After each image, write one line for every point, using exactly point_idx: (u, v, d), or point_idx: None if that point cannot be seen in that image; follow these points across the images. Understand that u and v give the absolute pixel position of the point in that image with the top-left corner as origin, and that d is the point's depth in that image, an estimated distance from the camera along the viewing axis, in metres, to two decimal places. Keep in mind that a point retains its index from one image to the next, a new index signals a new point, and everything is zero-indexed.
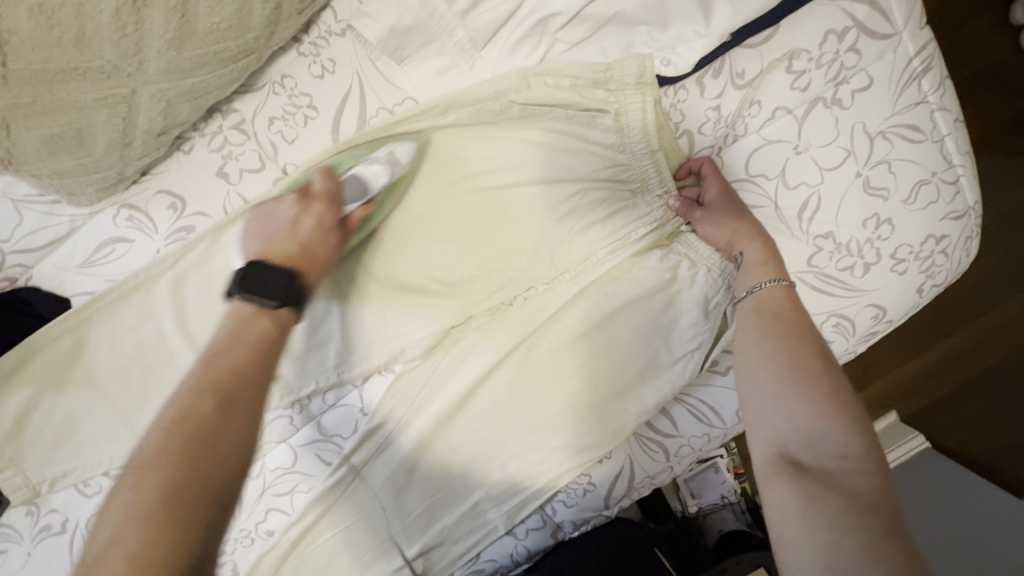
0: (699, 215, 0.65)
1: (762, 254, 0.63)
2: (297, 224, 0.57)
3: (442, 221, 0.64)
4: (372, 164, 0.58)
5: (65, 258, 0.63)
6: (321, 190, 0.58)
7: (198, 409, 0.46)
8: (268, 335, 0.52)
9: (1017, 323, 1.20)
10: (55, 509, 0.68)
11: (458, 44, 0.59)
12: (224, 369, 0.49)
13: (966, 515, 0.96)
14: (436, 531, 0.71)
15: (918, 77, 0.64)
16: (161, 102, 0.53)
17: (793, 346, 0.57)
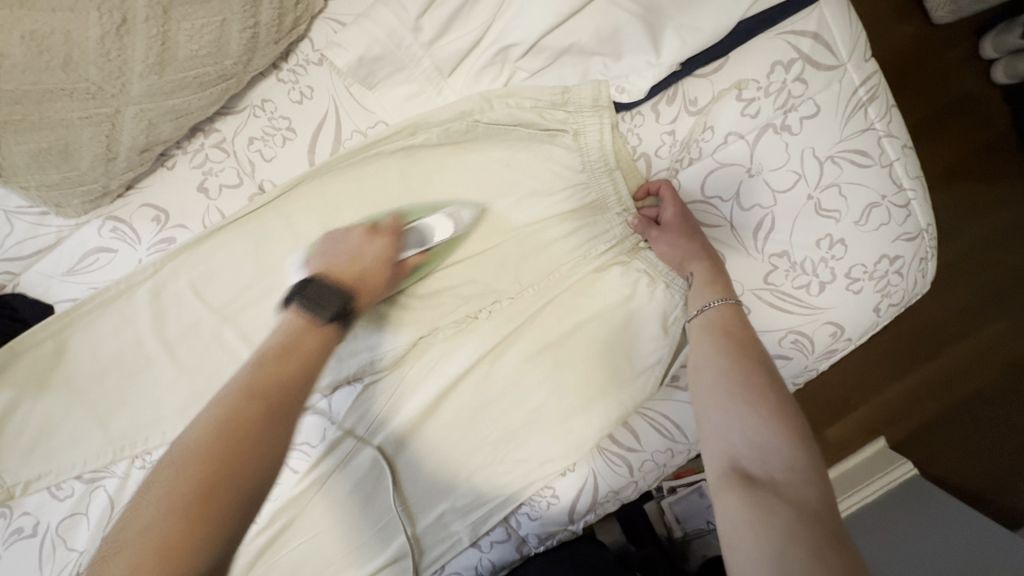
0: (654, 234, 0.68)
1: (710, 276, 0.65)
2: (366, 255, 0.62)
3: (488, 276, 0.70)
4: (439, 218, 0.66)
5: (51, 266, 0.66)
6: (389, 229, 0.64)
7: (247, 411, 0.48)
8: (286, 381, 0.52)
9: (992, 350, 1.26)
10: (28, 511, 0.70)
11: (426, 72, 0.63)
12: (243, 421, 0.48)
13: (936, 535, 1.02)
14: (400, 543, 0.71)
15: (864, 106, 0.68)
16: (144, 121, 0.56)
17: (742, 363, 0.59)
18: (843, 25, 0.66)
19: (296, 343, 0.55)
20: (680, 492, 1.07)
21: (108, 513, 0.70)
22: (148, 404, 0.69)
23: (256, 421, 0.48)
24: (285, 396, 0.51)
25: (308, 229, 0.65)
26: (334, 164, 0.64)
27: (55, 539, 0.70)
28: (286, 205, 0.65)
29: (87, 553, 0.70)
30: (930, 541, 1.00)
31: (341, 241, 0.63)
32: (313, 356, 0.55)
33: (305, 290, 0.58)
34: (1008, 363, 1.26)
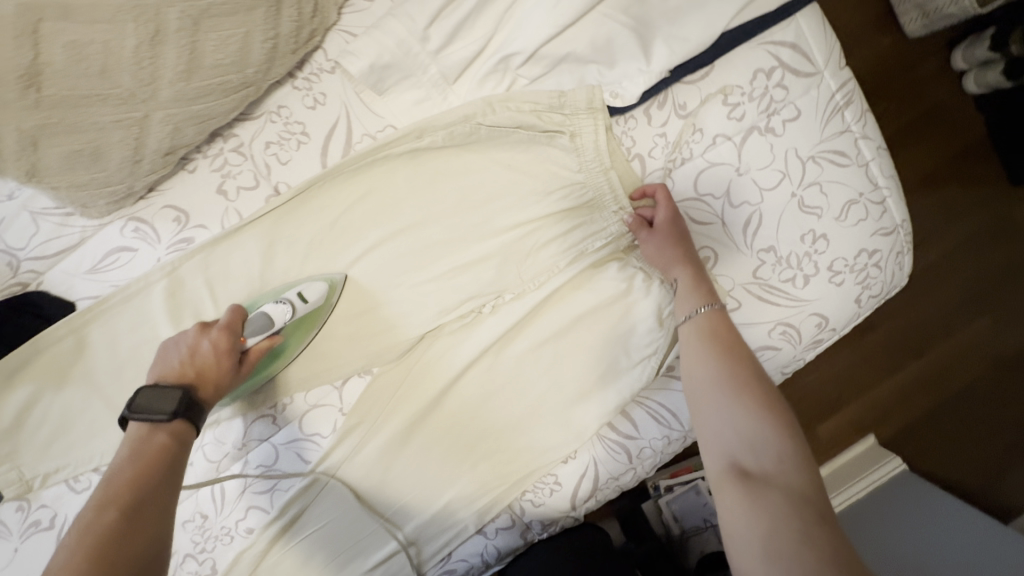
0: (642, 236, 0.71)
1: (694, 283, 0.68)
2: (206, 354, 0.61)
3: (356, 342, 0.73)
4: (278, 304, 0.66)
5: (74, 265, 0.69)
6: (225, 322, 0.64)
7: (102, 523, 0.48)
8: (140, 482, 0.52)
9: (976, 349, 1.32)
10: (45, 504, 0.72)
11: (432, 79, 0.67)
12: (93, 543, 0.47)
13: (932, 530, 1.07)
14: (409, 530, 0.74)
15: (841, 109, 0.73)
16: (170, 125, 0.60)
17: (729, 361, 0.61)
18: (820, 35, 0.71)
19: (145, 451, 0.54)
20: (676, 491, 1.09)
21: None
22: None
23: (116, 539, 0.48)
24: (143, 500, 0.51)
25: (321, 225, 0.69)
26: (347, 165, 0.67)
27: None
28: (300, 205, 0.69)
29: None
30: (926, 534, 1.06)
31: (174, 345, 0.63)
32: (161, 455, 0.55)
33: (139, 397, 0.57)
34: (992, 361, 1.32)
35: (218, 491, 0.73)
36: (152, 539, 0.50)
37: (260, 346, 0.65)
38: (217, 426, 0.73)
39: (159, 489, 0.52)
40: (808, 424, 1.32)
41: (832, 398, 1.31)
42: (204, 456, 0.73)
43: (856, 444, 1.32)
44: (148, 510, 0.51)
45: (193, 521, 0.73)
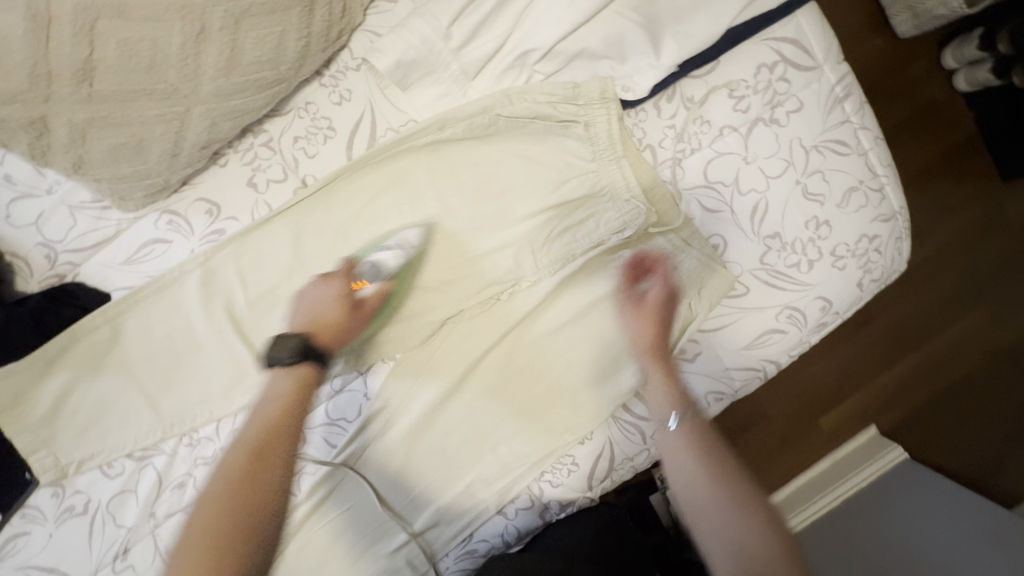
0: (632, 307, 0.73)
1: (664, 380, 0.70)
2: (328, 301, 0.68)
3: (450, 295, 0.77)
4: (387, 251, 0.72)
5: (110, 256, 0.72)
6: (342, 272, 0.70)
7: (235, 462, 0.55)
8: (272, 425, 0.58)
9: (974, 339, 1.35)
10: (80, 489, 0.74)
11: (453, 75, 0.70)
12: (235, 476, 0.54)
13: (940, 521, 1.09)
14: (432, 511, 0.77)
15: (841, 101, 0.77)
16: (208, 120, 0.63)
17: (706, 452, 0.63)
18: (819, 31, 0.75)
19: (274, 398, 0.61)
20: None
21: (156, 490, 0.75)
22: (195, 384, 0.74)
23: (252, 475, 0.54)
24: (276, 438, 0.57)
25: (348, 215, 0.73)
26: (373, 157, 0.71)
27: (105, 515, 0.74)
28: (326, 197, 0.72)
29: (134, 529, 0.74)
30: (929, 522, 1.10)
31: (302, 298, 0.69)
32: (293, 397, 0.61)
33: (271, 347, 0.63)
34: (988, 351, 1.36)
35: None
36: (279, 477, 0.55)
37: (376, 292, 0.71)
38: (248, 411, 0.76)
39: (286, 429, 0.58)
40: (812, 414, 1.35)
41: (833, 388, 1.34)
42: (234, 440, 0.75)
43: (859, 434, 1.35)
44: (276, 449, 0.57)
45: None
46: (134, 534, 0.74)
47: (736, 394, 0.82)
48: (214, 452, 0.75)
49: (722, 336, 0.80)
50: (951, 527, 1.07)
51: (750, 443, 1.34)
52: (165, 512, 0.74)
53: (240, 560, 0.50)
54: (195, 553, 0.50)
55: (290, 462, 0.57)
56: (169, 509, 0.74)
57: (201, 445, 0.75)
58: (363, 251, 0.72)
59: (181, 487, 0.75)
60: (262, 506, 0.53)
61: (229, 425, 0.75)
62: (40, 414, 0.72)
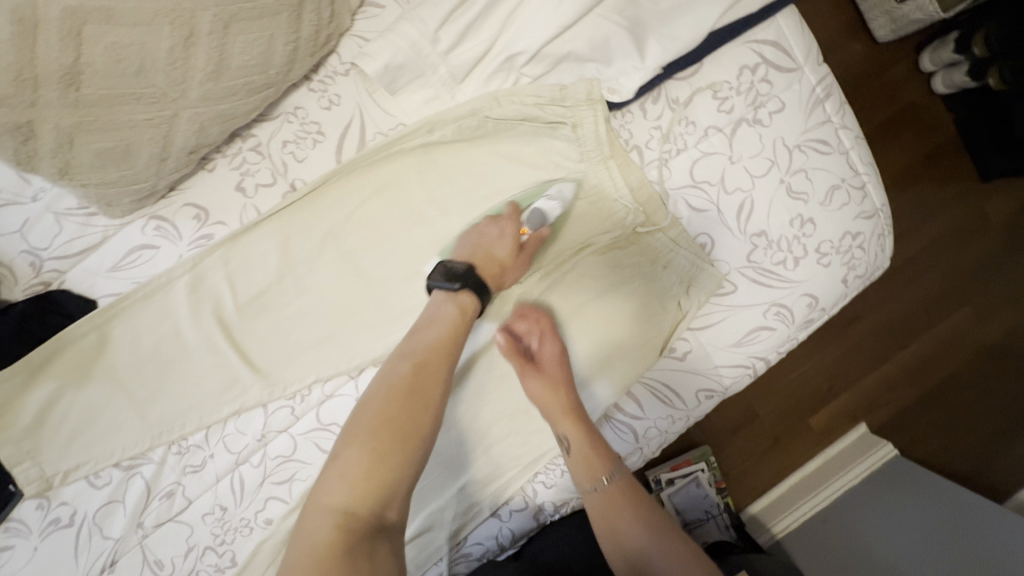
0: (534, 376, 0.73)
1: (584, 444, 0.72)
2: (498, 239, 0.70)
3: (590, 244, 0.78)
4: (549, 200, 0.72)
5: (97, 263, 0.71)
6: (509, 214, 0.71)
7: (400, 372, 0.60)
8: (435, 344, 0.63)
9: (959, 336, 1.38)
10: (65, 501, 0.73)
11: (442, 78, 0.71)
12: (403, 389, 0.59)
13: (928, 512, 1.12)
14: (425, 515, 0.76)
15: (822, 102, 0.78)
16: (196, 124, 0.63)
17: (645, 506, 0.71)
18: (797, 33, 0.77)
19: (441, 316, 0.65)
20: (678, 484, 1.21)
21: (144, 499, 0.74)
22: (185, 390, 0.73)
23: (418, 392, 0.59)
24: (437, 364, 0.61)
25: (339, 219, 0.73)
26: (361, 160, 0.71)
27: (91, 527, 0.73)
28: (316, 201, 0.72)
29: (122, 540, 0.73)
30: (921, 522, 1.10)
31: (468, 233, 0.72)
32: (455, 322, 0.65)
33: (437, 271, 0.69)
34: (973, 348, 1.38)
35: (237, 483, 0.74)
36: (438, 394, 0.60)
37: (536, 236, 0.72)
38: (238, 417, 0.75)
39: (448, 349, 0.63)
40: (803, 413, 1.36)
41: (823, 387, 1.36)
42: (225, 447, 0.74)
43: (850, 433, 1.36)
44: (433, 367, 0.61)
45: (213, 514, 0.74)
46: (122, 546, 0.73)
47: (726, 390, 0.82)
48: (205, 459, 0.74)
49: (712, 334, 0.80)
50: (938, 516, 1.10)
51: (743, 443, 1.34)
52: (154, 521, 0.74)
53: (404, 462, 0.56)
54: (368, 449, 0.55)
55: (447, 380, 0.62)
56: (158, 519, 0.74)
57: (190, 452, 0.74)
58: (526, 197, 0.74)
59: (170, 496, 0.74)
60: (426, 417, 0.58)
61: (220, 432, 0.75)
62: (24, 425, 0.71)
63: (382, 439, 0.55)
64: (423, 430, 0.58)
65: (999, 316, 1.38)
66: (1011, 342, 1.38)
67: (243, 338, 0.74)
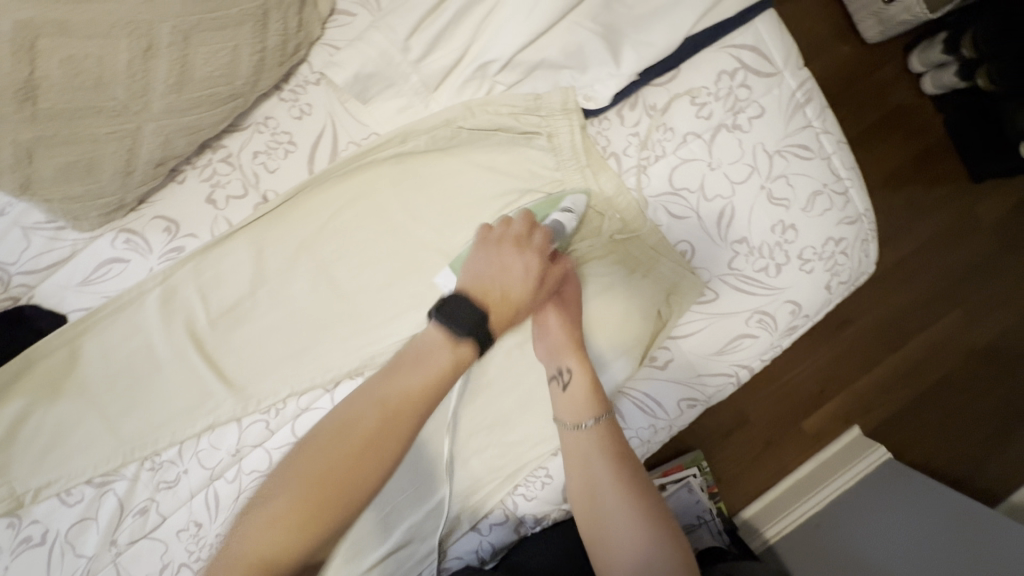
0: (554, 305, 0.70)
1: (589, 382, 0.67)
2: (516, 276, 0.61)
3: (605, 254, 0.77)
4: (566, 213, 0.70)
5: (66, 277, 0.70)
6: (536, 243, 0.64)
7: (362, 418, 0.50)
8: (413, 393, 0.52)
9: (951, 340, 1.37)
10: (37, 519, 0.72)
11: (414, 87, 0.70)
12: (356, 444, 0.50)
13: (921, 512, 1.12)
14: (402, 530, 0.75)
15: (802, 106, 0.77)
16: (161, 137, 0.62)
17: (623, 468, 0.63)
18: (776, 38, 0.76)
19: (433, 360, 0.54)
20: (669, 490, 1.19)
21: (117, 516, 0.72)
22: (157, 406, 0.72)
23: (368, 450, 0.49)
24: (407, 414, 0.51)
25: (312, 230, 0.72)
26: (334, 171, 0.70)
27: (64, 545, 0.72)
28: (289, 212, 0.71)
29: (96, 558, 0.72)
30: (914, 523, 1.09)
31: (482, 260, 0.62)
32: (445, 376, 0.54)
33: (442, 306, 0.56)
34: (966, 351, 1.37)
35: (211, 499, 0.73)
36: (398, 452, 0.51)
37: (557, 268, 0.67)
38: (211, 433, 0.74)
39: (426, 403, 0.53)
40: (794, 418, 1.35)
41: (814, 391, 1.35)
42: (198, 463, 0.73)
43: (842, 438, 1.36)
44: (401, 418, 0.51)
45: (187, 531, 0.73)
46: (95, 563, 0.72)
47: (709, 400, 0.81)
48: (178, 475, 0.73)
49: (694, 342, 0.79)
50: (932, 516, 1.10)
51: (733, 448, 1.33)
52: (128, 539, 0.73)
53: (329, 528, 0.48)
54: (293, 506, 0.47)
55: (414, 434, 0.52)
56: (132, 536, 0.73)
57: (164, 469, 0.73)
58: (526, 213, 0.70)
59: (143, 513, 0.73)
60: (369, 482, 0.49)
61: (193, 447, 0.73)
62: None
63: (308, 505, 0.47)
64: (359, 498, 0.49)
65: (992, 318, 1.37)
66: (1004, 344, 1.37)
67: (215, 352, 0.73)
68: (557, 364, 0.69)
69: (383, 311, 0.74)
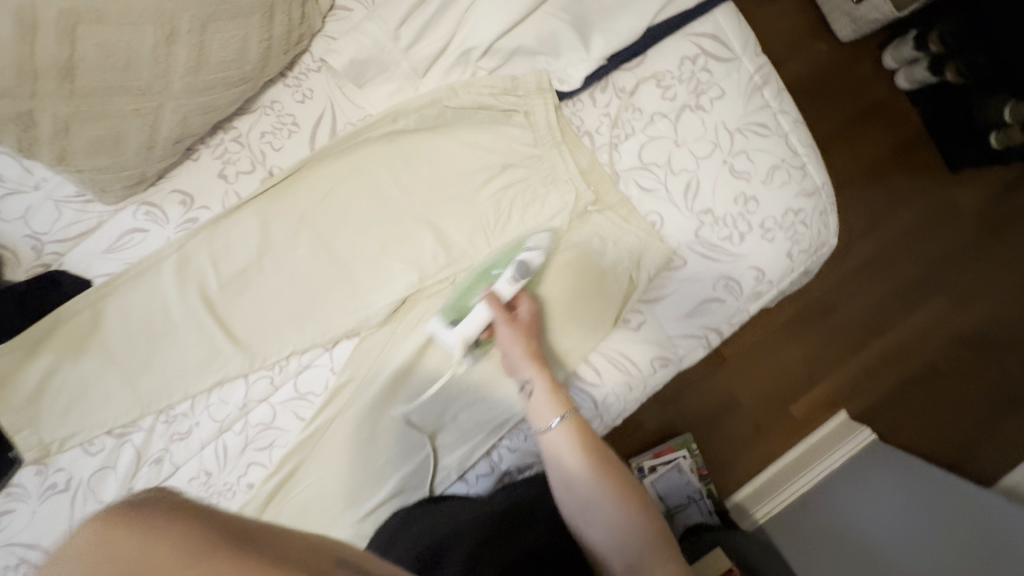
0: (514, 328, 0.73)
1: (550, 388, 0.71)
2: (513, 357, 0.73)
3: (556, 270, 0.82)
4: (532, 251, 0.74)
5: (92, 246, 0.78)
6: (524, 320, 0.74)
7: None
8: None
9: (934, 325, 1.42)
10: (62, 467, 0.79)
11: (404, 73, 0.78)
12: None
13: (913, 488, 1.16)
14: (395, 480, 0.81)
15: (760, 88, 0.84)
16: (180, 115, 0.70)
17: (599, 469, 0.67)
18: (733, 26, 0.84)
19: None
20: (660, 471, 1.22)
21: (134, 465, 0.79)
22: (171, 362, 0.79)
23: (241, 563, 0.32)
24: None
25: (310, 201, 0.79)
26: (333, 148, 0.78)
27: (86, 491, 0.78)
28: (291, 185, 0.79)
29: (113, 505, 0.78)
30: (906, 500, 1.13)
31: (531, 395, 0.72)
32: None
33: None
34: (951, 334, 1.42)
35: (221, 450, 0.80)
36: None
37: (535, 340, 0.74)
38: (221, 388, 0.81)
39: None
40: (782, 399, 1.40)
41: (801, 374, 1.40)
42: (209, 416, 0.80)
43: (831, 421, 1.40)
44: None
45: (198, 478, 0.79)
46: None
47: (681, 360, 0.87)
48: (190, 427, 0.80)
49: (664, 306, 0.86)
50: (922, 492, 1.14)
51: (721, 428, 1.38)
52: (144, 486, 0.79)
53: None
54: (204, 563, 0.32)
55: None
56: (147, 484, 0.79)
57: (177, 421, 0.80)
58: (493, 262, 0.75)
59: (158, 462, 0.79)
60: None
61: (204, 402, 0.81)
62: (23, 396, 0.77)
63: None
64: None
65: (970, 302, 1.42)
66: (982, 327, 1.42)
67: (224, 314, 0.80)
68: (520, 376, 0.73)
69: (375, 276, 0.81)
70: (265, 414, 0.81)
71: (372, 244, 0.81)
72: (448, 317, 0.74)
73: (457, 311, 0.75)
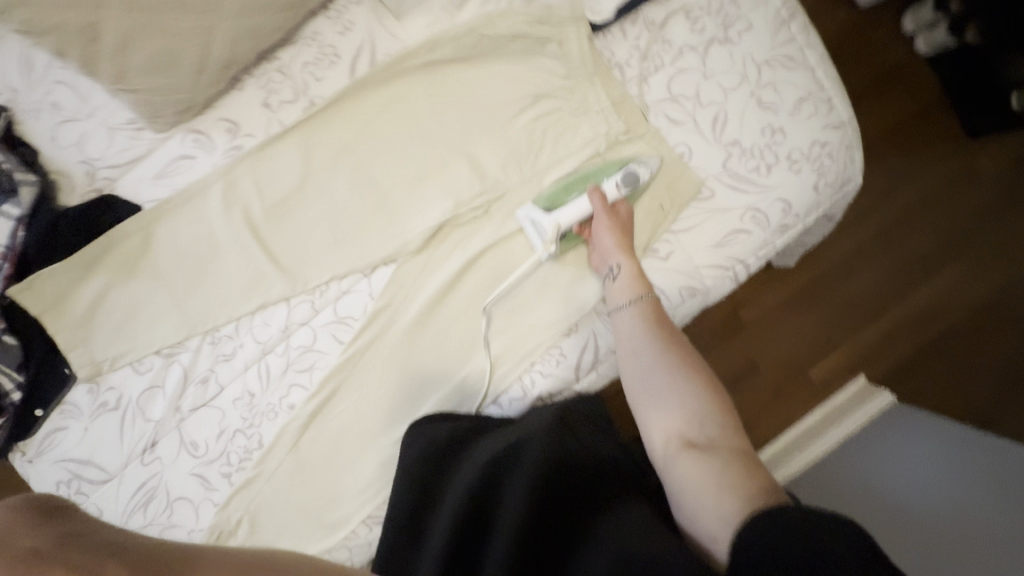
0: (612, 218, 0.80)
1: (636, 273, 0.77)
2: (606, 242, 0.79)
3: None
4: (642, 166, 0.82)
5: (142, 172, 0.82)
6: (622, 215, 0.81)
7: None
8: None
9: (953, 288, 1.39)
10: (112, 386, 0.82)
11: (443, 5, 0.84)
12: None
13: (939, 446, 1.13)
14: (431, 405, 0.83)
15: (786, 22, 0.86)
16: (231, 37, 0.75)
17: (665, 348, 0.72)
18: None
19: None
20: None
21: (182, 385, 0.82)
22: (215, 285, 0.82)
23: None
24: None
25: (349, 128, 0.82)
26: (376, 77, 0.82)
27: (136, 410, 0.82)
28: (331, 114, 0.82)
29: (163, 423, 0.82)
30: (933, 457, 1.10)
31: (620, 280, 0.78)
32: None
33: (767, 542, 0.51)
34: (971, 301, 1.39)
35: (264, 371, 0.83)
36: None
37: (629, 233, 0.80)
38: (263, 311, 0.84)
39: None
40: (801, 360, 1.38)
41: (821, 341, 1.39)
42: (253, 337, 0.83)
43: (850, 386, 1.37)
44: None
45: (242, 400, 0.83)
46: (161, 428, 0.82)
47: (709, 292, 0.87)
48: (234, 349, 0.83)
49: (692, 236, 0.87)
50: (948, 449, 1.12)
51: (745, 386, 1.38)
52: (191, 405, 0.82)
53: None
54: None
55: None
56: (194, 403, 0.83)
57: (223, 343, 0.83)
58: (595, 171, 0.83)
59: (204, 382, 0.83)
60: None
61: (248, 324, 0.84)
62: (78, 315, 0.80)
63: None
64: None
65: (998, 266, 1.39)
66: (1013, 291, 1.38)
67: (267, 239, 0.83)
68: (610, 261, 0.79)
69: (411, 202, 0.83)
70: (305, 337, 0.84)
71: (410, 171, 0.83)
72: (541, 204, 0.81)
73: (552, 200, 0.82)
